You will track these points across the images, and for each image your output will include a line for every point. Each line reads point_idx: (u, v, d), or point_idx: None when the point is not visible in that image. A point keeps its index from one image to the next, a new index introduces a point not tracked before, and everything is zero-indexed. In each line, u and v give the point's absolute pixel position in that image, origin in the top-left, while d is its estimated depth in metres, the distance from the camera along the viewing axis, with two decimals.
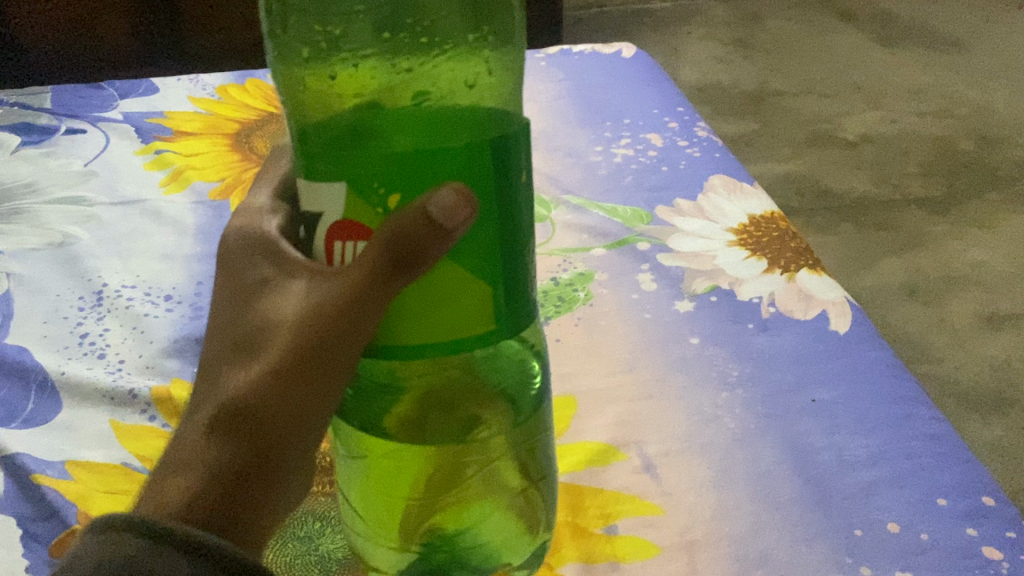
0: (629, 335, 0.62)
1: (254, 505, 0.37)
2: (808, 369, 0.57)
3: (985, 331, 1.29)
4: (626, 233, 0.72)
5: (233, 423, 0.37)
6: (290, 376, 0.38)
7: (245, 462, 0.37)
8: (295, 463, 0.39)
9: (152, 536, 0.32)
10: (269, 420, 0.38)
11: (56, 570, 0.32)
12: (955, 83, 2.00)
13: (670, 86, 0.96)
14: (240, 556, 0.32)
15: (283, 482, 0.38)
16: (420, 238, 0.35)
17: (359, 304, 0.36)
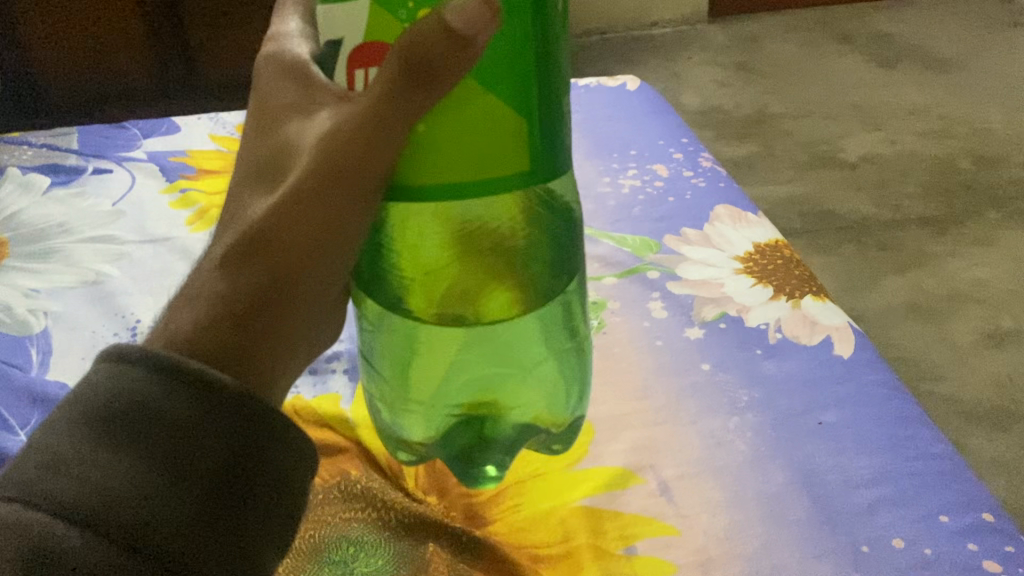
0: (641, 362, 0.64)
1: (267, 334, 0.42)
2: (815, 393, 0.60)
3: (988, 347, 1.32)
4: (636, 263, 0.75)
5: (255, 251, 0.43)
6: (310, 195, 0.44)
7: (262, 291, 0.42)
8: (313, 285, 0.44)
9: (166, 373, 0.37)
10: (285, 250, 0.43)
11: (75, 399, 0.38)
12: (953, 103, 2.04)
13: (674, 118, 0.99)
14: (241, 393, 0.38)
15: (300, 302, 0.44)
16: (435, 53, 0.38)
17: (374, 136, 0.41)
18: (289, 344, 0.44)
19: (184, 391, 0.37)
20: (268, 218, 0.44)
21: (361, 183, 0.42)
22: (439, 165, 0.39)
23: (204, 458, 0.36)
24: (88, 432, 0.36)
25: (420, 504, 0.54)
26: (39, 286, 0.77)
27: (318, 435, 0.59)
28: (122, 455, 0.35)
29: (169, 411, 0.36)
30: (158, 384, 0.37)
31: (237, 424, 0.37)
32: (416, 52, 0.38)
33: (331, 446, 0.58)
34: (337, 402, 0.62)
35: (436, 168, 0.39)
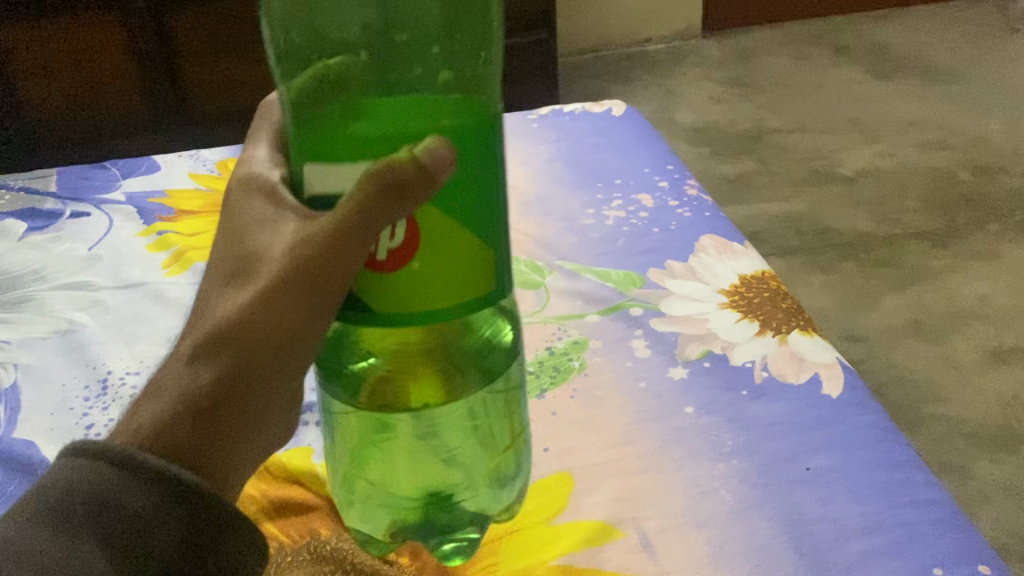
0: (624, 406, 0.62)
1: (223, 439, 0.40)
2: (803, 436, 0.58)
3: (992, 365, 1.29)
4: (620, 299, 0.73)
5: (215, 350, 0.41)
6: (273, 309, 0.41)
7: (219, 394, 0.40)
8: (264, 399, 0.42)
9: (125, 466, 0.37)
10: (245, 354, 0.41)
11: (37, 489, 0.37)
12: (950, 113, 2.02)
13: (660, 144, 0.97)
14: (199, 487, 0.37)
15: (250, 418, 0.42)
16: (403, 187, 0.37)
17: (332, 248, 0.39)
18: (243, 444, 0.42)
19: (143, 484, 0.37)
20: (231, 317, 0.41)
21: (321, 290, 0.40)
22: (414, 295, 0.38)
23: (161, 556, 0.36)
24: (47, 522, 0.36)
25: (390, 565, 0.52)
26: (11, 337, 0.75)
27: (289, 492, 0.58)
28: (80, 546, 0.35)
29: (127, 505, 0.36)
30: (116, 475, 0.37)
31: (195, 521, 0.37)
32: (388, 180, 0.37)
33: (301, 505, 0.57)
34: (308, 455, 0.60)
35: (414, 296, 0.38)
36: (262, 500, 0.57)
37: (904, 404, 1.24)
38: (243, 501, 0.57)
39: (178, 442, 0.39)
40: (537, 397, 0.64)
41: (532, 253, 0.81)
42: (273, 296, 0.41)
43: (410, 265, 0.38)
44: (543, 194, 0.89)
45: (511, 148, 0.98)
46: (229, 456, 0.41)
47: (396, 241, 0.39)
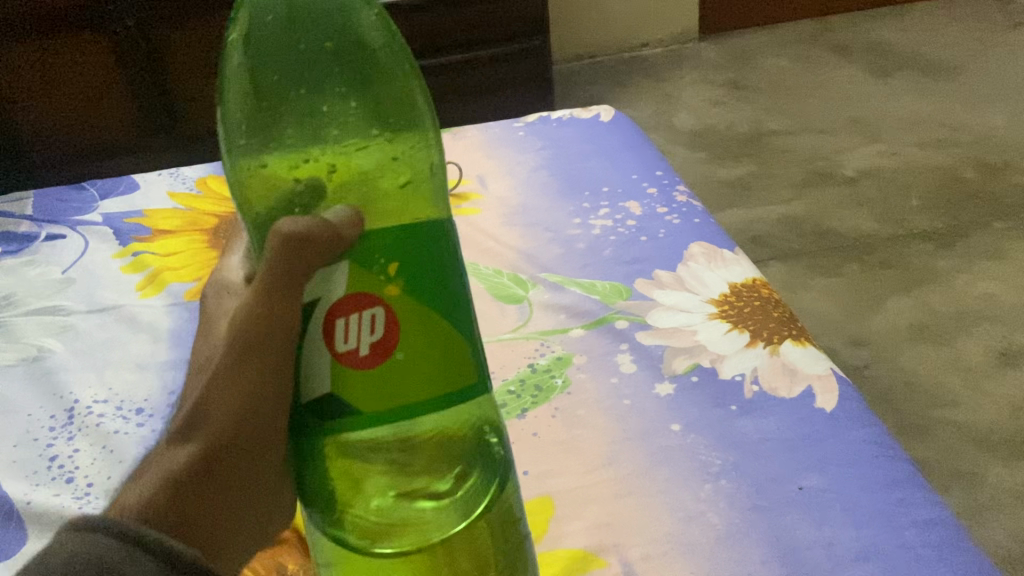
0: (607, 426, 0.59)
1: (197, 512, 0.39)
2: (795, 455, 0.55)
3: (1001, 368, 1.25)
4: (605, 312, 0.70)
5: (192, 427, 0.40)
6: (224, 385, 0.40)
7: (194, 469, 0.39)
8: (233, 480, 0.41)
9: (126, 538, 0.32)
10: (216, 433, 0.40)
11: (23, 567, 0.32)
12: (953, 110, 1.98)
13: (649, 149, 0.95)
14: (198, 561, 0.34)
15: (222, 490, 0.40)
16: (310, 248, 0.35)
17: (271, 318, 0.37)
18: (219, 521, 0.41)
19: (145, 558, 0.32)
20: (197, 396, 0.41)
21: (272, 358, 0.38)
22: (388, 394, 0.34)
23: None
24: None
25: None
26: None
27: None
28: None
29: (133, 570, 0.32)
30: (119, 547, 0.32)
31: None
32: (302, 241, 0.35)
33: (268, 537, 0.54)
34: None
35: (382, 394, 0.34)
36: None
37: (911, 409, 1.21)
38: None
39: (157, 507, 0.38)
40: (518, 418, 0.61)
41: (515, 266, 0.78)
42: (223, 373, 0.40)
43: (392, 358, 0.34)
44: (528, 205, 0.87)
45: (496, 158, 0.95)
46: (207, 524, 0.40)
47: (376, 334, 0.34)
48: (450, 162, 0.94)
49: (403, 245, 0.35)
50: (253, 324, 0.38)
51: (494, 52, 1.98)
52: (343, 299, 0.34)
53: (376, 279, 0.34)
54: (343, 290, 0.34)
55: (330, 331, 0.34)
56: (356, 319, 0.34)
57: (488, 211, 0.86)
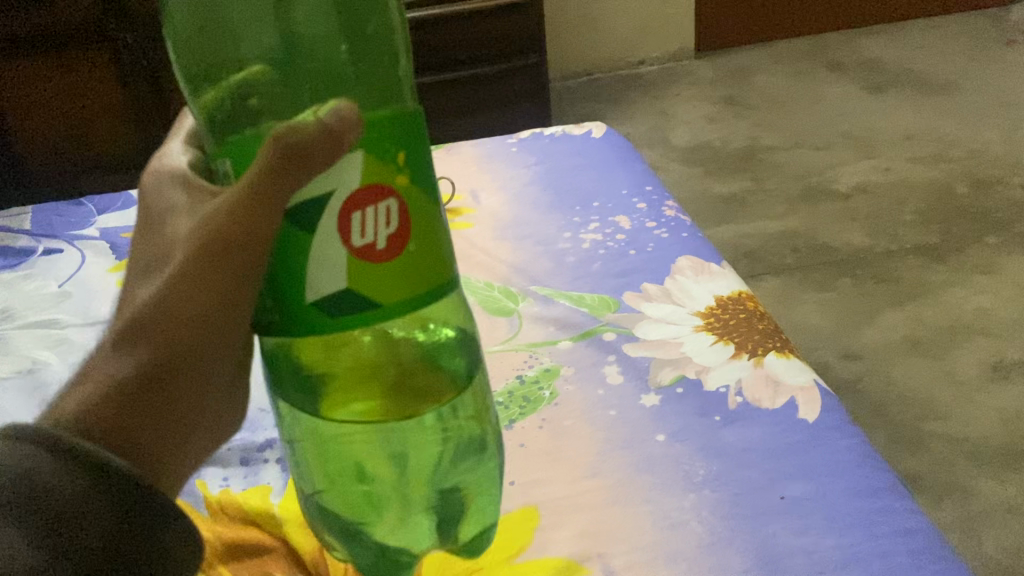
0: (594, 436, 0.60)
1: (150, 421, 0.39)
2: (777, 465, 0.55)
3: (994, 381, 1.26)
4: (593, 324, 0.71)
5: (137, 333, 0.39)
6: (183, 283, 0.39)
7: (141, 377, 0.39)
8: (190, 388, 0.40)
9: (56, 449, 0.34)
10: (172, 336, 0.39)
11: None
12: (946, 125, 2.00)
13: (640, 165, 0.96)
14: (127, 473, 0.35)
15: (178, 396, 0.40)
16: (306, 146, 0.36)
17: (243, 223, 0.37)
18: (177, 431, 0.40)
19: (74, 470, 0.34)
20: (145, 300, 0.40)
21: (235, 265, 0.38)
22: (403, 283, 0.36)
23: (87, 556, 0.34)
24: None
25: None
26: None
27: (244, 532, 0.56)
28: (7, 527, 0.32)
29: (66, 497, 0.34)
30: (46, 458, 0.34)
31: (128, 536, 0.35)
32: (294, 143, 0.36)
33: (257, 547, 0.55)
34: (265, 495, 0.58)
35: (395, 285, 0.36)
36: (216, 542, 0.55)
37: (902, 422, 1.21)
38: None
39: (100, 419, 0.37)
40: (505, 429, 0.61)
41: (505, 279, 0.79)
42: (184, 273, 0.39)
43: (408, 248, 0.36)
44: (519, 219, 0.88)
45: (489, 174, 0.97)
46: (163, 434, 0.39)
47: (394, 226, 0.36)
48: (444, 178, 0.96)
49: (408, 133, 0.37)
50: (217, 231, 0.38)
51: (492, 70, 2.00)
52: (356, 191, 0.36)
53: (386, 173, 0.36)
54: (359, 180, 0.36)
55: (346, 221, 0.36)
56: (377, 208, 0.36)
57: (480, 226, 0.87)
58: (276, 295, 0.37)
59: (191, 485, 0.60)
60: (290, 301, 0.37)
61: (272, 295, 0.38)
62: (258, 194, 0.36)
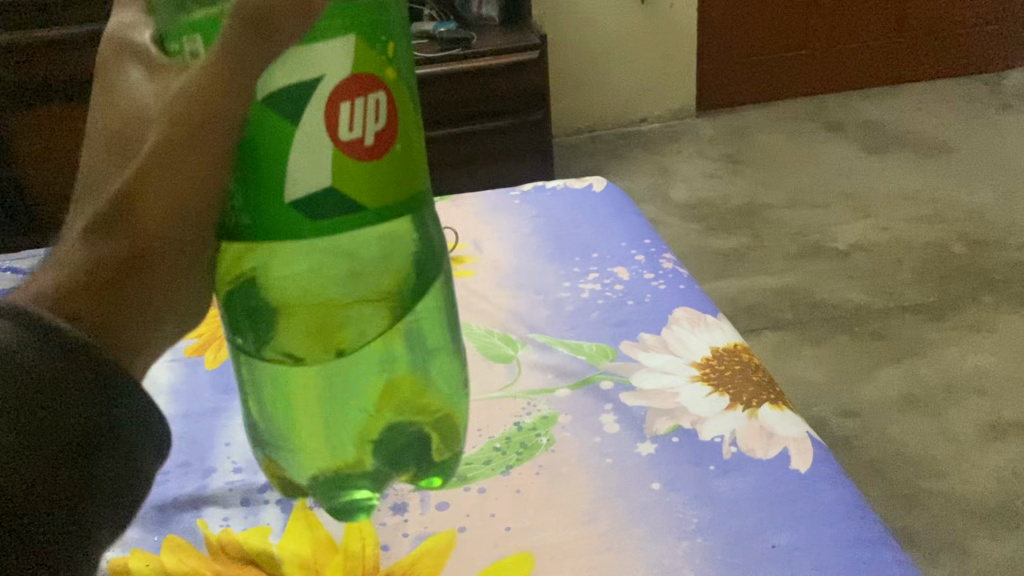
0: (589, 483, 0.61)
1: (126, 306, 0.39)
2: (768, 515, 0.56)
3: (990, 441, 1.27)
4: (590, 372, 0.72)
5: (115, 221, 0.40)
6: (160, 163, 0.39)
7: (115, 269, 0.39)
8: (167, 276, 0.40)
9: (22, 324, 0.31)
10: (151, 223, 0.39)
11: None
12: (943, 186, 2.03)
13: (638, 218, 0.98)
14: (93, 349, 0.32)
15: (151, 283, 0.40)
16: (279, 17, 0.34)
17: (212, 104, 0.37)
18: (152, 318, 0.40)
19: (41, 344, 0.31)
20: (121, 186, 0.40)
21: (205, 152, 0.37)
22: (383, 187, 0.36)
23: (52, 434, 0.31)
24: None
25: None
26: None
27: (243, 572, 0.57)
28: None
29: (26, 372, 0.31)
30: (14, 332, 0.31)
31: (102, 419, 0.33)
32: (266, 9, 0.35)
33: None
34: (265, 535, 0.59)
35: (378, 182, 0.35)
36: None
37: (901, 479, 1.22)
38: None
39: (77, 302, 0.38)
40: (502, 474, 0.62)
41: (505, 326, 0.80)
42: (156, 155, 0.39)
43: (393, 147, 0.36)
44: (520, 268, 0.90)
45: (492, 225, 0.99)
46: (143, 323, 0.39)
47: (381, 123, 0.35)
48: (447, 227, 0.98)
49: (393, 22, 0.36)
50: (186, 114, 0.38)
51: (496, 124, 2.04)
52: (345, 79, 0.34)
53: (376, 61, 0.35)
54: (347, 70, 0.34)
55: (331, 116, 0.34)
56: (361, 102, 0.35)
57: (481, 274, 0.89)
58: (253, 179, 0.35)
59: (192, 523, 0.61)
60: (260, 186, 0.35)
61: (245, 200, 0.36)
62: (218, 74, 0.36)
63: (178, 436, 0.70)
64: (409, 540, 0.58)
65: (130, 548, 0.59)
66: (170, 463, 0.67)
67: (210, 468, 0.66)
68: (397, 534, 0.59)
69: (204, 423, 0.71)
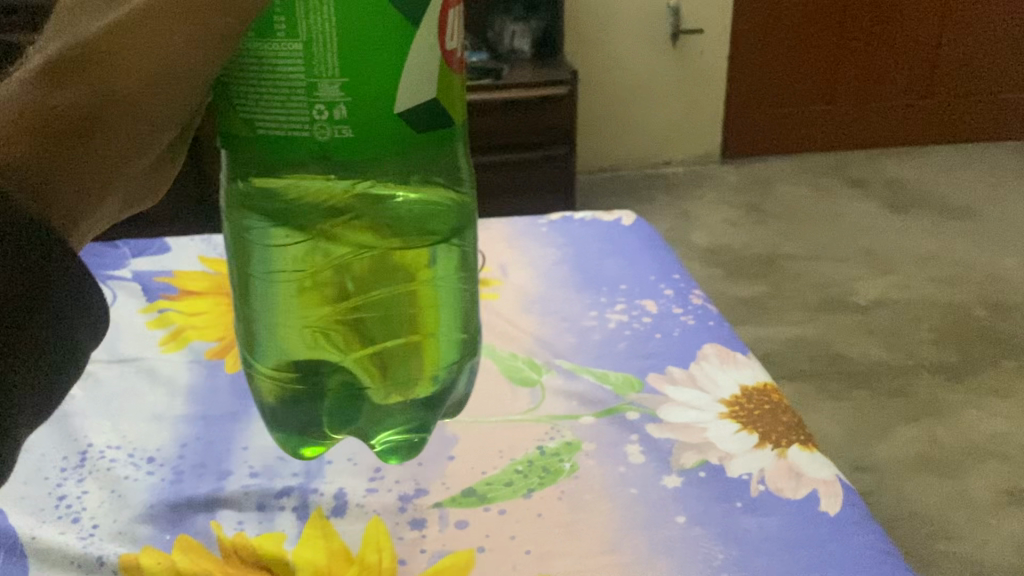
0: (613, 513, 0.59)
1: (65, 168, 0.36)
2: (798, 556, 0.55)
3: (1007, 506, 1.26)
4: (616, 401, 0.71)
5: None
6: (148, 25, 0.35)
7: (70, 123, 0.35)
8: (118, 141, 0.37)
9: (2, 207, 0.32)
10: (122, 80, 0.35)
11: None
12: (966, 249, 2.03)
13: (669, 254, 0.98)
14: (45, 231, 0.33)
15: (103, 144, 0.36)
16: None
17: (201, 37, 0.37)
18: (101, 184, 0.37)
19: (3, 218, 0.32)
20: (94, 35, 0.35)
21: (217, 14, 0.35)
22: (452, 105, 0.41)
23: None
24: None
25: None
26: None
27: None
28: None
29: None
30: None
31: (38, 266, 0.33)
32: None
33: None
34: (280, 542, 0.58)
35: (451, 98, 0.41)
36: None
37: (915, 538, 1.20)
38: None
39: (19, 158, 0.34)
40: (523, 497, 0.61)
41: (530, 350, 0.80)
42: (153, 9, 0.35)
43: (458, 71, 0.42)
44: (546, 295, 0.89)
45: (519, 251, 0.98)
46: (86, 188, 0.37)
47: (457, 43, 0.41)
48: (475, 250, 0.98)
49: None
50: None
51: (522, 155, 2.04)
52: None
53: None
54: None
55: (439, 28, 0.39)
56: (455, 13, 0.40)
57: (507, 298, 0.88)
58: (352, 85, 0.37)
59: (204, 525, 0.60)
60: (364, 96, 0.38)
61: (331, 99, 0.37)
62: None
63: (195, 437, 0.69)
64: (427, 556, 0.57)
65: (141, 546, 0.58)
66: (185, 462, 0.66)
67: (226, 471, 0.65)
68: (414, 549, 0.57)
69: (220, 425, 0.70)
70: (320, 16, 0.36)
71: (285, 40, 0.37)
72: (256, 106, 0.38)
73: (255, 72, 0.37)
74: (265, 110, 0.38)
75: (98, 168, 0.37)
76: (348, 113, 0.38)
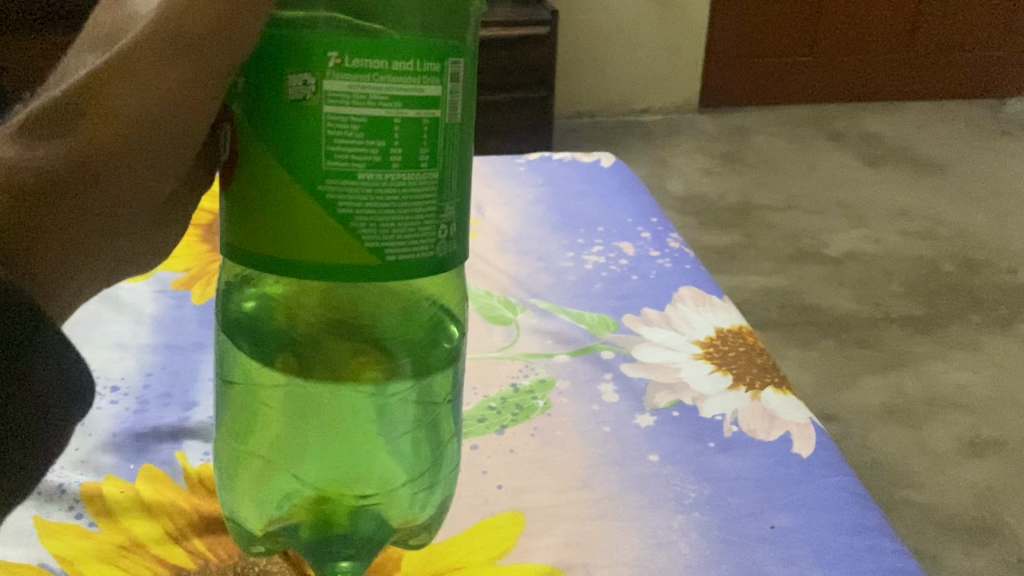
0: (585, 449, 0.59)
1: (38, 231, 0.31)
2: (769, 495, 0.55)
3: (968, 457, 1.29)
4: (591, 341, 0.71)
5: (51, 123, 0.31)
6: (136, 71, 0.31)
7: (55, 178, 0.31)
8: (110, 200, 0.33)
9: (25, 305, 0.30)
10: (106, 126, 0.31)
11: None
12: (938, 204, 2.04)
13: (646, 197, 0.96)
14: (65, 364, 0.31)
15: (85, 210, 0.32)
16: None
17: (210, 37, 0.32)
18: (69, 259, 0.32)
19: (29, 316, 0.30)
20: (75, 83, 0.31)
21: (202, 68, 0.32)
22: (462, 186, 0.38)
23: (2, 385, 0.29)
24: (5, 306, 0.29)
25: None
26: None
27: (222, 509, 0.54)
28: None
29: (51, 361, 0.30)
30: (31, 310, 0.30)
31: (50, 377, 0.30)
32: None
33: (231, 522, 0.53)
34: None
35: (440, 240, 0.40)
36: (192, 514, 0.54)
37: (879, 487, 1.23)
38: (172, 515, 0.54)
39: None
40: (497, 433, 0.61)
41: (504, 289, 0.78)
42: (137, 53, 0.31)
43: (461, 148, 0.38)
44: (523, 236, 0.87)
45: (496, 189, 0.97)
46: (62, 251, 0.32)
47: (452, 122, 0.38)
48: None
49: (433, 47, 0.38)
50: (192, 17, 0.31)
51: (501, 96, 2.01)
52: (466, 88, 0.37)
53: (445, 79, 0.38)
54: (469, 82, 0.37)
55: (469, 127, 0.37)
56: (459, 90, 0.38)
57: (482, 237, 0.87)
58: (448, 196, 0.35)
59: (170, 454, 0.59)
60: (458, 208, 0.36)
61: (432, 223, 0.34)
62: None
63: (161, 366, 0.68)
64: None
65: (104, 474, 0.57)
66: (150, 391, 0.65)
67: (191, 401, 0.64)
68: None
69: (186, 355, 0.69)
70: (451, 142, 0.34)
71: (423, 167, 0.34)
72: (377, 232, 0.33)
73: (391, 196, 0.33)
74: (384, 233, 0.33)
75: (77, 235, 0.32)
76: (457, 230, 0.36)
